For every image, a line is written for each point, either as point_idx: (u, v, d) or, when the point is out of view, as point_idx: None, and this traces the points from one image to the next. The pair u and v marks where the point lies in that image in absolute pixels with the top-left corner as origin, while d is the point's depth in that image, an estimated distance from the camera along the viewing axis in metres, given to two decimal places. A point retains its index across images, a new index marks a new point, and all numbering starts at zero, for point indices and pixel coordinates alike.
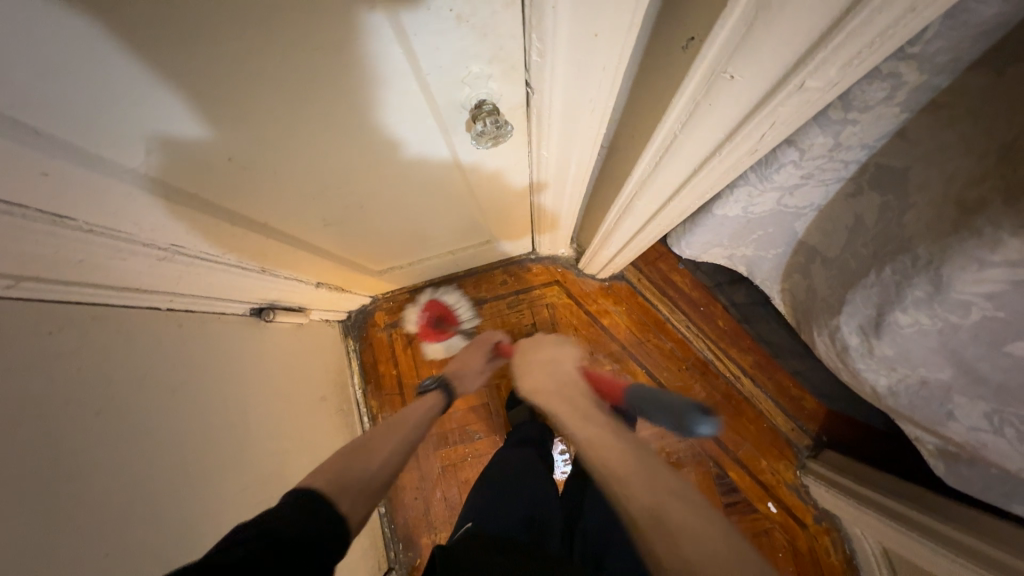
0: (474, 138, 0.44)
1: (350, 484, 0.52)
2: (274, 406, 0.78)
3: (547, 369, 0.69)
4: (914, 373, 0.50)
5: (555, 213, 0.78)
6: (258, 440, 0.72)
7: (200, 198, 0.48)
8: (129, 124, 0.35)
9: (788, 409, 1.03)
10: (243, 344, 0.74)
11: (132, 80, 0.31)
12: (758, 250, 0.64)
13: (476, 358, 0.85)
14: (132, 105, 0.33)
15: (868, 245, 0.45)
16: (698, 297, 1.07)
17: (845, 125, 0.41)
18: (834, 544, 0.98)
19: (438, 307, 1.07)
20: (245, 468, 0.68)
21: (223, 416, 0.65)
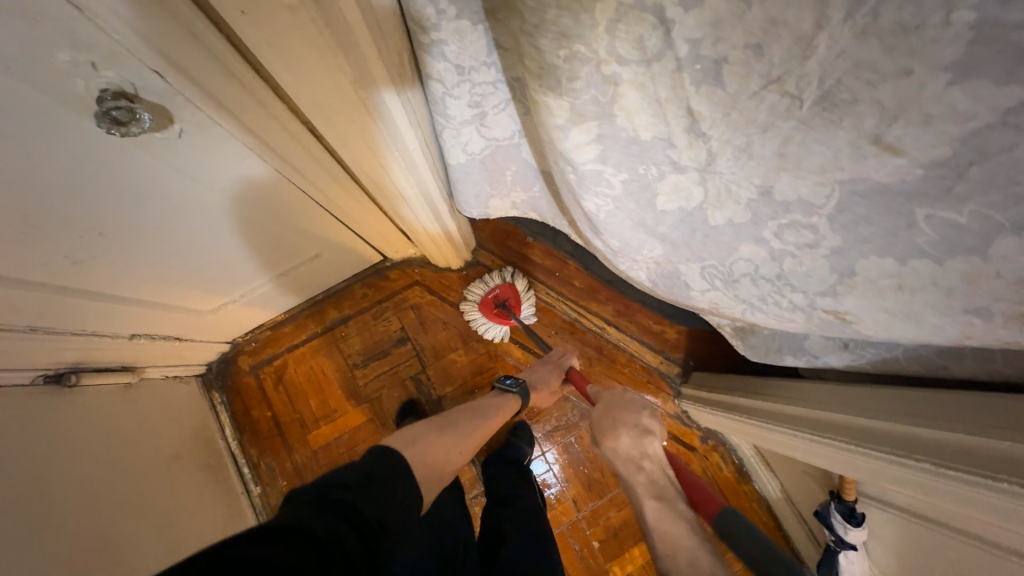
0: (101, 123, 0.43)
1: (432, 461, 0.61)
2: (109, 474, 0.72)
3: (635, 438, 0.62)
4: (645, 257, 0.56)
5: (358, 212, 0.80)
6: (87, 506, 0.66)
7: (230, 211, 0.67)
8: (222, 171, 0.58)
9: (655, 345, 1.09)
10: (47, 413, 0.68)
11: (190, 138, 0.51)
12: (526, 191, 0.68)
13: (554, 377, 0.91)
14: (208, 155, 0.54)
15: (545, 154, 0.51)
16: (551, 263, 1.13)
17: (440, 45, 0.41)
18: (723, 459, 1.04)
19: (511, 295, 1.06)
20: (76, 539, 0.62)
21: (41, 486, 0.61)
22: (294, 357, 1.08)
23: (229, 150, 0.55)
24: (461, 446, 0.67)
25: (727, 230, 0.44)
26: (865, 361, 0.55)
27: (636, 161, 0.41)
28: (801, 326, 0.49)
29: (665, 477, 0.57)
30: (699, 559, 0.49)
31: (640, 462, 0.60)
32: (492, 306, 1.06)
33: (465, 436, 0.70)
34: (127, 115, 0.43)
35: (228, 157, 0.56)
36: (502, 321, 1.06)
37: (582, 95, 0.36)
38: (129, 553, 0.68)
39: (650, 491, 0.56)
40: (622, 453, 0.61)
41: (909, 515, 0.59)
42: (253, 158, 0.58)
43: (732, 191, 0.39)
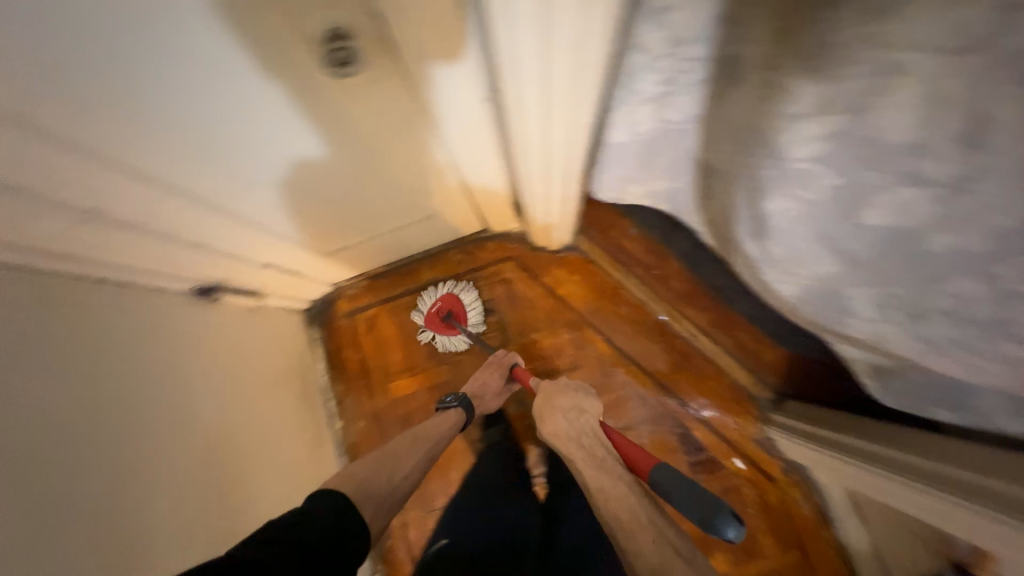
0: (324, 64, 0.48)
1: (372, 489, 0.64)
2: (224, 383, 0.79)
3: (572, 419, 0.75)
4: (807, 271, 0.51)
5: (483, 179, 0.80)
6: (209, 411, 0.74)
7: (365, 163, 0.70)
8: (274, 149, 0.61)
9: (748, 364, 1.03)
10: (186, 321, 0.75)
11: (243, 106, 0.53)
12: (668, 181, 0.66)
13: (496, 377, 0.92)
14: (260, 130, 0.57)
15: (731, 143, 0.47)
16: (649, 262, 1.05)
17: (665, 13, 0.41)
18: (804, 496, 0.97)
19: (455, 304, 1.07)
20: (199, 435, 0.70)
21: (172, 386, 0.68)
22: (386, 309, 1.13)
23: (282, 128, 0.58)
24: (403, 469, 0.70)
25: (946, 258, 0.37)
26: None
27: (863, 165, 0.36)
28: (1000, 382, 0.43)
29: (602, 448, 0.71)
30: (640, 513, 0.64)
31: (581, 440, 0.73)
32: (438, 319, 1.06)
33: (409, 455, 0.73)
34: (348, 57, 0.47)
35: (276, 136, 0.59)
36: (451, 333, 1.05)
37: (849, 79, 0.33)
38: (235, 459, 0.76)
39: (591, 461, 0.70)
40: (562, 433, 0.75)
41: None
42: (311, 135, 0.60)
43: (978, 219, 0.32)
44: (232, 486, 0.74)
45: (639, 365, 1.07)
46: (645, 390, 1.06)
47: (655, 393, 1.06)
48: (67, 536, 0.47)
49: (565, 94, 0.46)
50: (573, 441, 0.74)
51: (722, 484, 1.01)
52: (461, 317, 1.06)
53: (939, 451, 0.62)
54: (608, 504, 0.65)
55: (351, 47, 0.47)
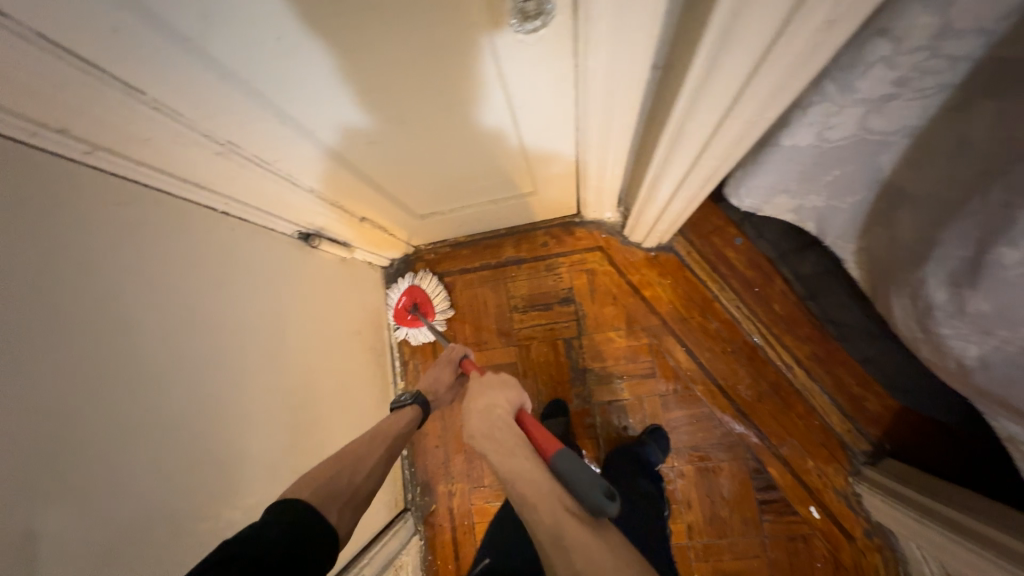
0: (512, 12, 0.42)
1: (336, 491, 0.60)
2: (309, 331, 0.81)
3: (484, 415, 0.66)
4: (1016, 339, 0.42)
5: (600, 162, 0.74)
6: (291, 356, 0.75)
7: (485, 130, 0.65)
8: (321, 120, 0.57)
9: (846, 409, 0.92)
10: (286, 264, 0.77)
11: (294, 74, 0.48)
12: (832, 199, 0.56)
13: (447, 374, 0.86)
14: (315, 95, 0.52)
15: (968, 168, 0.38)
16: (752, 276, 0.97)
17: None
18: (883, 563, 0.88)
19: (418, 296, 1.07)
20: (280, 380, 0.72)
21: (265, 328, 0.70)
22: (463, 280, 1.12)
23: (327, 95, 0.52)
24: (363, 468, 0.65)
25: None
26: None
27: None
28: None
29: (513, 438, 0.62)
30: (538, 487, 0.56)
31: (493, 431, 0.64)
32: (406, 313, 1.06)
33: (371, 453, 0.69)
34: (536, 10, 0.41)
35: (316, 105, 0.54)
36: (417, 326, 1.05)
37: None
38: (308, 406, 0.78)
39: (503, 451, 0.61)
40: (477, 429, 0.66)
41: None
42: (355, 106, 0.55)
43: None
44: (302, 433, 0.75)
45: (718, 386, 0.99)
46: (721, 414, 0.99)
47: (732, 420, 0.98)
48: (149, 470, 0.49)
49: (769, 84, 0.39)
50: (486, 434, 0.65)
51: (789, 529, 0.93)
52: (428, 309, 1.06)
53: None
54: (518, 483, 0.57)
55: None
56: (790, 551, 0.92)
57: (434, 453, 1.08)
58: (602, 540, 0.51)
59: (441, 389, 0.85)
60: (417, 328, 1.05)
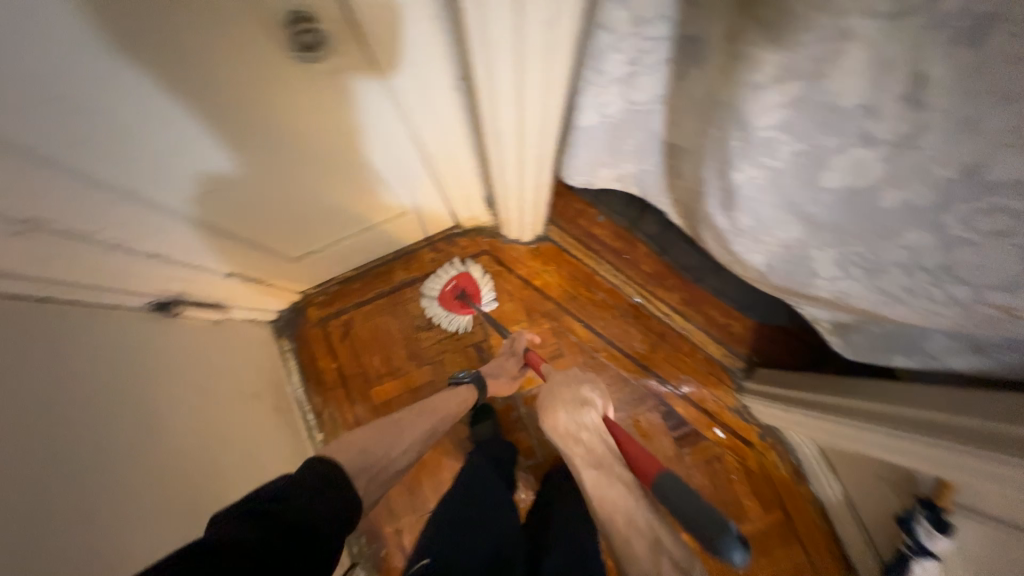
0: (293, 46, 0.46)
1: (369, 464, 0.68)
2: (200, 399, 0.75)
3: (573, 414, 0.73)
4: (775, 240, 0.55)
5: (454, 175, 0.80)
6: (186, 429, 0.70)
7: (330, 162, 0.68)
8: (184, 164, 0.56)
9: (720, 338, 1.07)
10: (150, 340, 0.70)
11: (146, 116, 0.47)
12: (637, 163, 0.67)
13: (512, 363, 0.95)
14: (179, 138, 0.52)
15: (697, 117, 0.49)
16: (620, 247, 1.10)
17: None
18: (780, 457, 1.04)
19: (471, 283, 1.08)
20: (172, 458, 0.65)
21: (147, 407, 0.64)
22: (361, 314, 1.10)
23: (184, 137, 0.52)
24: (403, 444, 0.75)
25: (898, 213, 0.42)
26: (1000, 366, 0.52)
27: (824, 132, 0.39)
28: (946, 321, 0.48)
29: (603, 446, 0.70)
30: (637, 519, 0.64)
31: (578, 436, 0.72)
32: (453, 296, 1.07)
33: (414, 429, 0.79)
34: (315, 40, 0.45)
35: (183, 148, 0.53)
36: (461, 310, 1.07)
37: (804, 48, 0.34)
38: (215, 480, 0.72)
39: (588, 460, 0.70)
40: (563, 428, 0.73)
41: (995, 523, 0.59)
42: (221, 148, 0.56)
43: (927, 171, 0.37)
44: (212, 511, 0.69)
45: (618, 348, 1.09)
46: (626, 372, 1.09)
47: (636, 374, 1.09)
48: None
49: (538, 80, 0.47)
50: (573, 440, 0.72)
51: (704, 454, 1.05)
52: (477, 296, 1.08)
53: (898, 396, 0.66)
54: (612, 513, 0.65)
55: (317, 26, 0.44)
56: (710, 473, 1.04)
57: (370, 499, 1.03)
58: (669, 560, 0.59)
59: (501, 372, 0.95)
60: (460, 312, 1.08)
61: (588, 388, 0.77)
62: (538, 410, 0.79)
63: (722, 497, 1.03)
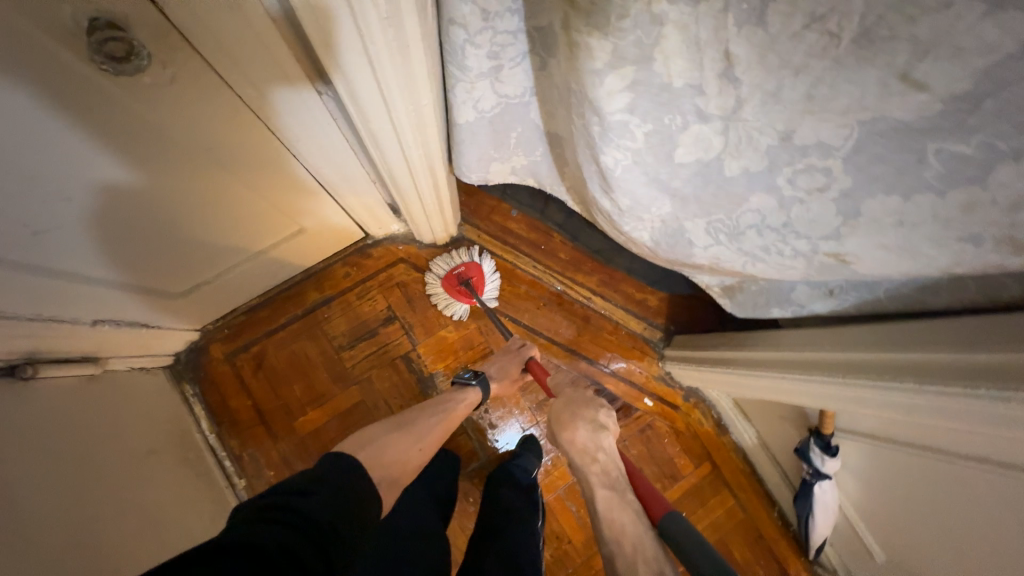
0: (96, 54, 0.39)
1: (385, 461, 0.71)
2: (86, 468, 0.65)
3: (592, 433, 0.78)
4: (654, 216, 0.59)
5: (351, 185, 0.77)
6: (73, 506, 0.60)
7: (209, 182, 0.61)
8: (70, 179, 0.48)
9: (639, 313, 1.13)
10: (14, 412, 0.60)
11: (16, 132, 0.40)
12: (526, 155, 0.69)
13: (515, 366, 0.97)
14: (64, 146, 0.44)
15: (561, 105, 0.51)
16: (536, 238, 1.13)
17: None
18: (703, 414, 1.12)
19: (474, 273, 1.06)
20: (63, 542, 0.55)
21: (22, 487, 0.54)
22: (274, 342, 1.02)
23: (67, 150, 0.45)
24: (413, 444, 0.77)
25: (742, 179, 0.46)
26: (849, 304, 0.61)
27: (667, 113, 0.42)
28: (798, 273, 0.54)
29: (618, 468, 0.75)
30: (644, 545, 0.63)
31: (596, 452, 0.77)
32: (456, 282, 1.05)
33: (421, 429, 0.81)
34: (128, 51, 0.39)
35: (65, 159, 0.46)
36: (464, 300, 1.05)
37: (628, 35, 0.36)
38: (121, 555, 0.62)
39: (604, 481, 0.73)
40: (581, 442, 0.78)
41: (877, 440, 0.71)
42: (111, 159, 0.49)
43: (753, 139, 0.41)
44: None
45: (548, 337, 1.12)
46: (557, 358, 1.11)
47: (567, 359, 1.12)
48: None
49: (396, 74, 0.46)
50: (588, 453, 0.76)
51: (638, 424, 1.11)
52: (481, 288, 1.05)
53: (778, 341, 0.74)
54: (615, 531, 0.66)
55: (127, 35, 0.39)
56: (645, 441, 1.11)
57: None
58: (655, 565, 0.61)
59: (504, 371, 0.97)
60: (461, 301, 1.06)
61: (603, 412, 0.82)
62: (552, 420, 0.84)
63: (659, 461, 1.10)
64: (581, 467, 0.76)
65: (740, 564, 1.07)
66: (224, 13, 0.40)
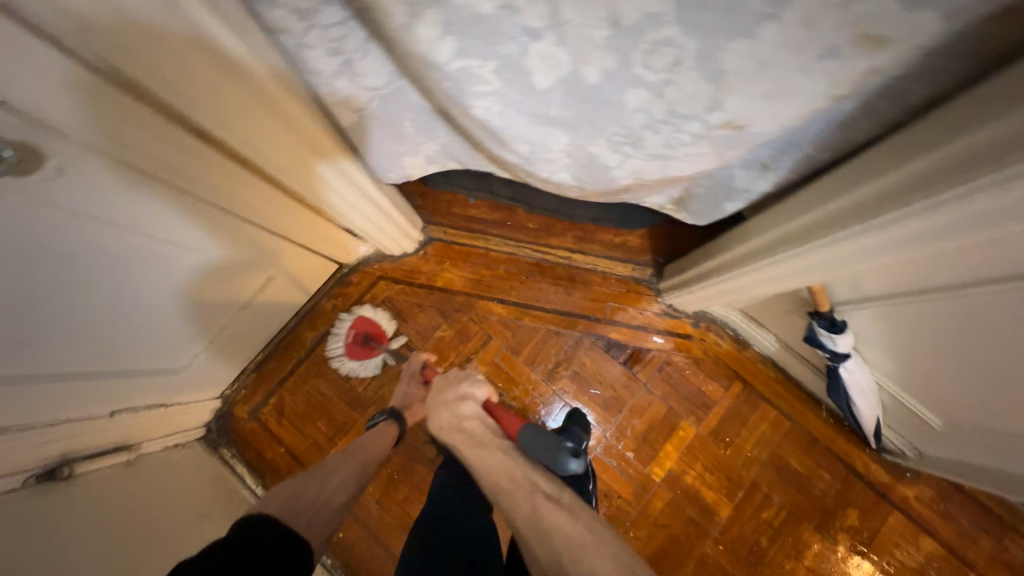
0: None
1: (300, 505, 0.65)
2: (141, 542, 0.71)
3: (455, 407, 0.80)
4: (558, 151, 0.58)
5: (299, 227, 0.81)
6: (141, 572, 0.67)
7: (238, 247, 0.73)
8: (157, 274, 0.64)
9: (622, 257, 1.12)
10: (58, 507, 0.67)
11: (114, 264, 0.56)
12: (433, 141, 0.69)
13: (416, 387, 0.97)
14: (138, 263, 0.60)
15: (416, 77, 0.51)
16: (500, 217, 1.14)
17: None
18: (718, 336, 1.08)
19: (367, 326, 1.08)
20: None
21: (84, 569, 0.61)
22: (288, 388, 1.08)
23: (147, 261, 0.61)
24: (335, 480, 0.72)
25: (606, 83, 0.45)
26: (787, 173, 0.57)
27: (495, 44, 0.41)
28: (710, 159, 0.52)
29: (484, 428, 0.76)
30: (515, 472, 0.68)
31: (462, 423, 0.77)
32: (357, 345, 1.06)
33: (341, 465, 0.76)
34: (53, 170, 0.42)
35: (151, 266, 0.62)
36: (370, 355, 1.06)
37: None
38: None
39: (471, 440, 0.75)
40: (446, 424, 0.79)
41: (884, 299, 0.66)
42: (175, 256, 0.64)
43: (589, 37, 0.40)
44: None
45: (536, 307, 1.12)
46: (555, 324, 1.11)
47: (563, 322, 1.11)
48: None
49: (247, 93, 0.48)
50: (455, 430, 0.77)
51: (655, 364, 1.09)
52: (381, 335, 1.07)
53: (743, 237, 0.71)
54: (489, 471, 0.70)
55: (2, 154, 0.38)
56: (666, 379, 1.08)
57: (372, 554, 1.01)
58: (563, 513, 0.60)
59: (412, 399, 0.96)
60: (370, 357, 1.06)
61: (466, 382, 0.85)
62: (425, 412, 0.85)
63: (686, 394, 1.07)
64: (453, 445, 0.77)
65: (801, 473, 1.03)
66: (82, 87, 0.38)
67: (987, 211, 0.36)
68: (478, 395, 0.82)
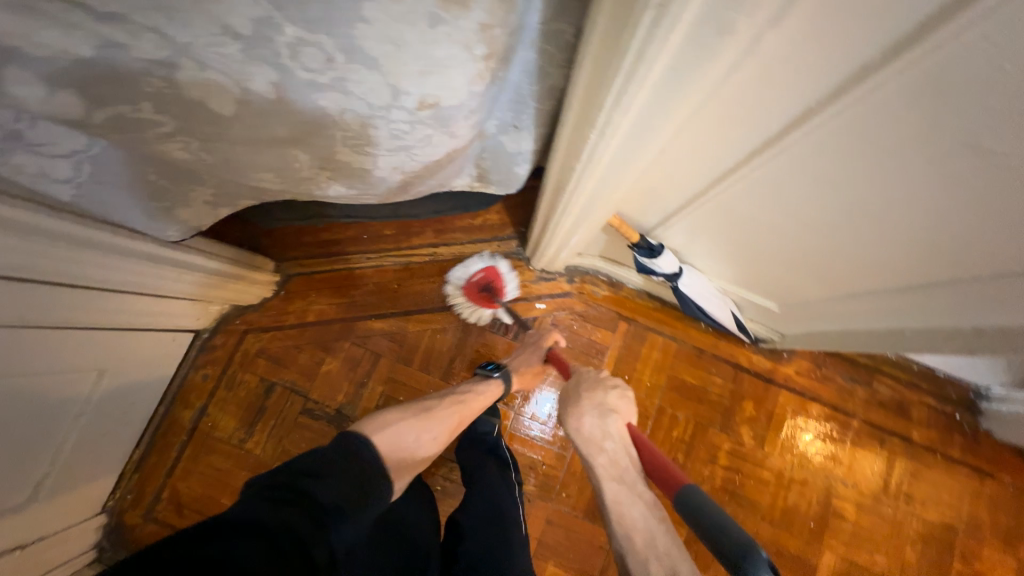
0: None
1: (400, 445, 0.72)
2: None
3: (601, 417, 0.73)
4: (307, 166, 0.56)
5: (110, 311, 0.74)
6: None
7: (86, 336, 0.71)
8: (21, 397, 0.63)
9: (485, 236, 1.12)
10: None
11: None
12: (194, 191, 0.64)
13: (533, 358, 0.97)
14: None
15: (102, 135, 0.46)
16: (355, 233, 1.10)
17: None
18: (594, 284, 1.12)
19: (495, 277, 1.08)
20: None
21: None
22: (179, 475, 1.00)
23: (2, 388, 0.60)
24: (435, 431, 0.79)
25: (286, 95, 0.43)
26: (534, 128, 0.59)
27: (132, 81, 0.39)
28: (443, 135, 0.52)
29: (627, 458, 0.68)
30: (655, 540, 0.60)
31: (603, 443, 0.70)
32: (478, 292, 1.07)
33: (445, 414, 0.83)
34: None
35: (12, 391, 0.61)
36: (488, 305, 1.07)
37: None
38: None
39: (612, 468, 0.68)
40: (587, 435, 0.72)
41: (678, 212, 0.71)
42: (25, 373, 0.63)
43: (224, 54, 0.38)
44: None
45: (417, 310, 1.10)
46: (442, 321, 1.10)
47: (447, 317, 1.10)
48: None
49: None
50: (597, 449, 0.71)
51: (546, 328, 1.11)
52: (502, 292, 1.08)
53: (543, 193, 0.73)
54: (621, 519, 0.63)
55: None
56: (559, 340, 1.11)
57: None
58: None
59: (523, 363, 0.96)
60: (484, 307, 1.08)
61: (614, 396, 0.77)
62: (560, 411, 0.79)
63: (580, 347, 1.11)
64: (588, 458, 0.71)
65: (698, 385, 1.10)
66: None
67: (630, 121, 0.40)
68: (624, 413, 0.74)
